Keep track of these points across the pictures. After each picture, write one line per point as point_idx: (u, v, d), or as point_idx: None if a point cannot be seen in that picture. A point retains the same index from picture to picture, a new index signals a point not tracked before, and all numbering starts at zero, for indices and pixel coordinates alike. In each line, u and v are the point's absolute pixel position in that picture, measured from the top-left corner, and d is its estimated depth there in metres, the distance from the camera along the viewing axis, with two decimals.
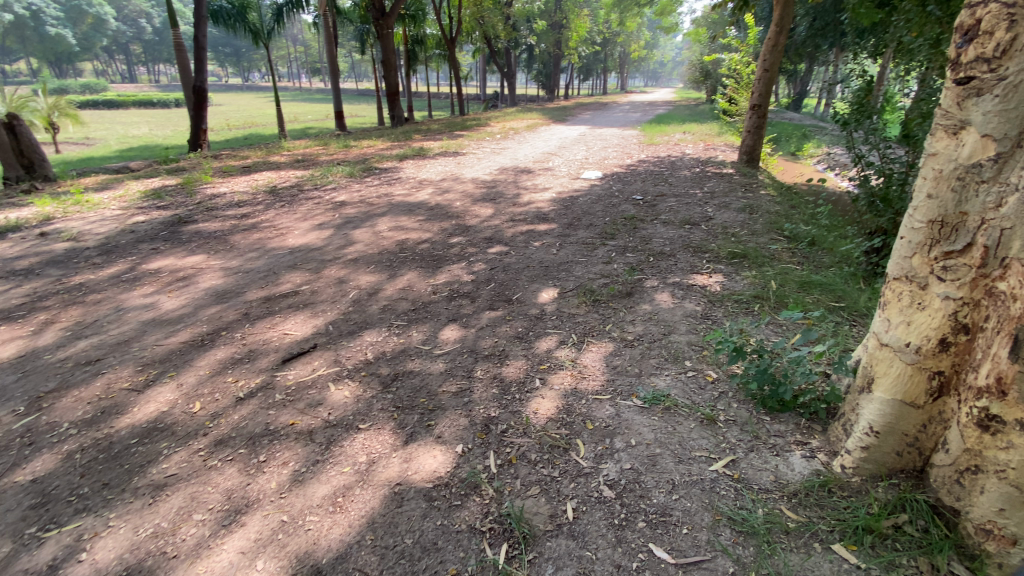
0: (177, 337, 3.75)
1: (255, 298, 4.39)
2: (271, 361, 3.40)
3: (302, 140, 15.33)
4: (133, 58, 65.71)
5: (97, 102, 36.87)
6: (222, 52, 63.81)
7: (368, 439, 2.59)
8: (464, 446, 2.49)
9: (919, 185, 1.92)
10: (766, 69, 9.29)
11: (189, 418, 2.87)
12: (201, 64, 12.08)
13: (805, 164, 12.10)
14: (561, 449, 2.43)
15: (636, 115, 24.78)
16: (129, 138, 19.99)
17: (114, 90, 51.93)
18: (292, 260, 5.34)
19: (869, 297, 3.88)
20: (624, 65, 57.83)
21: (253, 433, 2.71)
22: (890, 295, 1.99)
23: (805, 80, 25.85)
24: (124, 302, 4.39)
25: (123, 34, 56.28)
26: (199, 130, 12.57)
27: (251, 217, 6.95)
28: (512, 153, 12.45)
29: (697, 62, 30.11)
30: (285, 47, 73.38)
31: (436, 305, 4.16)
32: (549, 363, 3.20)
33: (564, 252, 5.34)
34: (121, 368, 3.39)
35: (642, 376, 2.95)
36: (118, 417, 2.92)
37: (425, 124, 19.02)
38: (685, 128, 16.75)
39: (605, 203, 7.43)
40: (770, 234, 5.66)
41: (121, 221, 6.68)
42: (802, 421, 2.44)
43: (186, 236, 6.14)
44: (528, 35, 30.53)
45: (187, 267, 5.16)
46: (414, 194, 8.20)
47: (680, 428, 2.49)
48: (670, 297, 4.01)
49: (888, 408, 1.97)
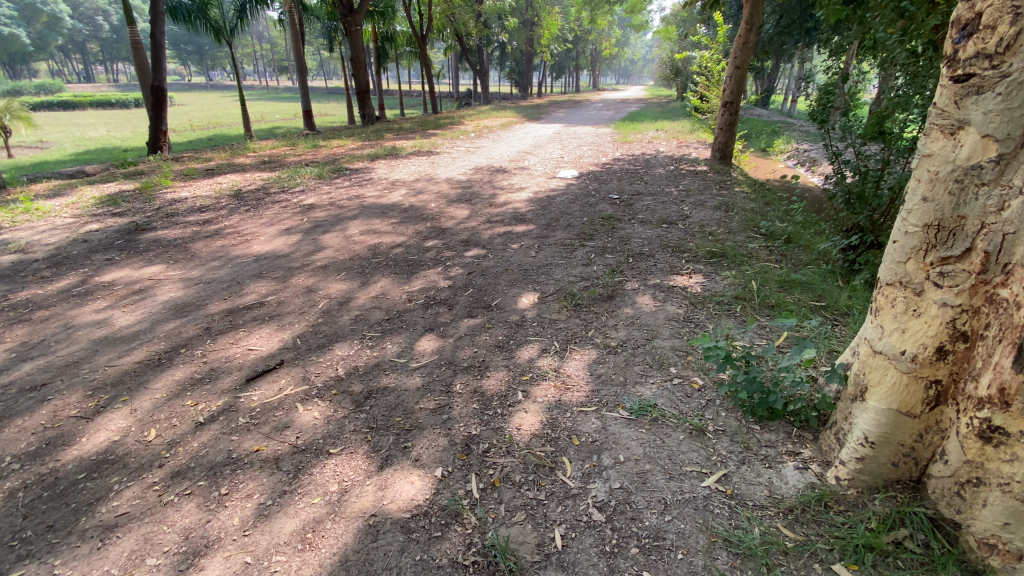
0: (132, 357, 3.49)
1: (218, 311, 4.13)
2: (234, 381, 3.18)
3: (269, 141, 14.86)
4: (88, 56, 62.85)
5: (53, 103, 35.12)
6: (184, 50, 61.72)
7: (340, 465, 2.42)
8: (443, 469, 2.35)
9: (914, 187, 1.87)
10: (737, 66, 9.33)
11: (143, 447, 2.64)
12: (160, 62, 11.54)
13: (775, 160, 12.30)
14: (547, 468, 2.31)
15: (609, 112, 24.86)
16: (85, 140, 19.09)
17: (69, 90, 49.71)
18: (258, 269, 5.08)
19: (849, 296, 3.88)
20: (596, 62, 58.16)
21: (214, 462, 2.50)
22: (884, 300, 1.95)
23: (772, 77, 26.39)
24: (74, 318, 4.08)
25: (78, 32, 53.84)
26: (159, 131, 12.02)
27: (214, 223, 6.62)
28: (487, 152, 12.27)
29: (668, 60, 30.46)
30: (251, 45, 71.44)
31: (412, 314, 3.99)
32: (531, 373, 3.08)
33: (543, 254, 5.22)
34: (69, 393, 3.11)
35: (627, 386, 2.85)
36: (65, 449, 2.65)
37: (397, 122, 18.68)
38: (658, 125, 16.87)
39: (582, 203, 7.35)
40: (747, 231, 5.65)
41: (73, 229, 6.28)
42: (793, 430, 2.37)
43: (144, 244, 5.80)
44: (501, 33, 30.34)
45: (145, 279, 4.84)
46: (387, 196, 7.97)
47: (668, 441, 2.39)
48: (652, 300, 3.93)
49: (883, 418, 1.91)
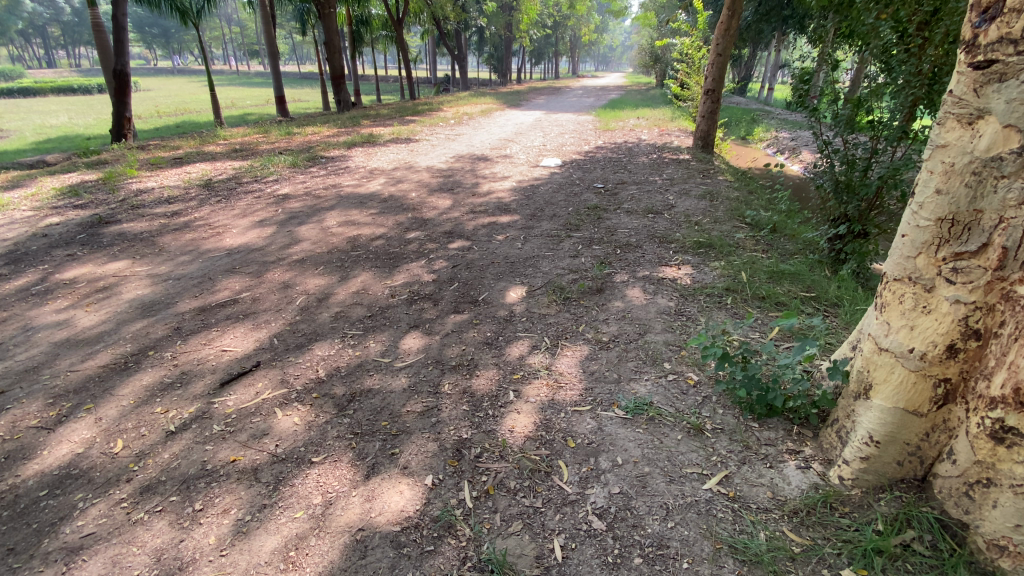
0: (96, 361, 3.26)
1: (189, 310, 3.91)
2: (208, 385, 2.99)
3: (240, 127, 14.31)
4: (45, 39, 59.80)
5: (11, 89, 33.35)
6: (148, 32, 59.13)
7: (323, 475, 2.29)
8: (434, 476, 2.23)
9: (926, 179, 1.85)
10: (719, 53, 9.25)
11: (109, 460, 2.45)
12: (121, 45, 10.93)
13: (755, 148, 12.42)
14: (542, 473, 2.22)
15: (589, 99, 24.69)
16: (44, 128, 18.15)
17: (25, 74, 47.27)
18: (231, 264, 4.83)
19: (838, 287, 3.87)
20: (575, 48, 57.74)
21: (187, 475, 2.34)
22: (891, 296, 1.93)
23: (749, 65, 26.62)
24: (33, 319, 3.81)
25: (35, 14, 51.39)
26: (123, 118, 11.44)
27: (183, 215, 6.30)
28: (467, 139, 12.01)
29: (648, 47, 30.42)
30: (219, 28, 68.91)
31: (395, 310, 3.83)
32: (522, 371, 2.97)
33: (529, 245, 5.11)
34: (27, 402, 2.87)
35: (622, 383, 2.77)
36: (24, 463, 2.44)
37: (374, 109, 18.21)
38: (638, 113, 16.80)
39: (566, 192, 7.23)
40: (732, 221, 5.62)
41: (31, 223, 5.91)
42: (793, 427, 2.32)
43: (109, 239, 5.48)
44: (478, 18, 29.69)
45: (109, 275, 4.56)
46: (365, 186, 7.71)
47: (666, 441, 2.32)
48: (642, 293, 3.85)
49: (889, 416, 1.88)
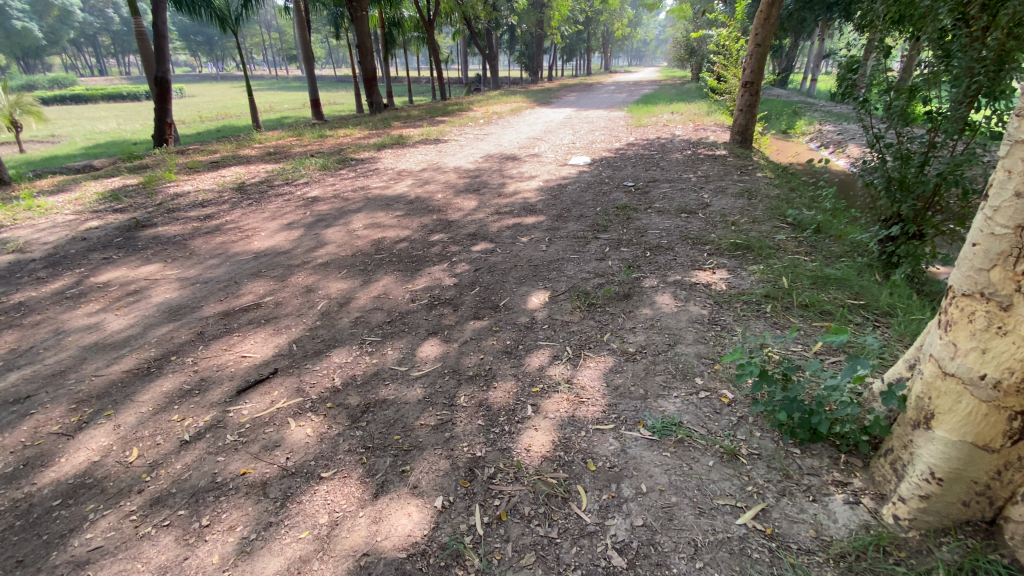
0: (120, 365, 3.30)
1: (213, 314, 3.93)
2: (224, 393, 2.97)
3: (275, 131, 14.64)
4: (99, 49, 63.10)
5: (65, 97, 35.24)
6: (193, 41, 61.66)
7: (331, 493, 2.20)
8: (444, 499, 2.11)
9: (1002, 180, 1.60)
10: (758, 44, 8.83)
11: (123, 470, 2.44)
12: (163, 53, 11.31)
13: (797, 143, 11.90)
14: (560, 499, 2.06)
15: (621, 94, 24.24)
16: (95, 134, 19.06)
17: (81, 83, 50.02)
18: (257, 267, 4.86)
19: (890, 294, 3.55)
20: (608, 43, 56.98)
21: (197, 487, 2.30)
22: (958, 314, 1.70)
23: (791, 56, 25.61)
24: (66, 323, 3.90)
25: (88, 25, 54.24)
26: (164, 124, 11.86)
27: (215, 218, 6.43)
28: (496, 139, 11.90)
29: (683, 40, 29.60)
30: (259, 35, 71.31)
31: (415, 316, 3.75)
32: (541, 384, 2.82)
33: (554, 248, 4.95)
34: (51, 407, 2.91)
35: (648, 399, 2.58)
36: (42, 470, 2.45)
37: (405, 110, 18.32)
38: (673, 108, 16.30)
39: (594, 191, 7.02)
40: (772, 221, 5.28)
41: (73, 227, 6.13)
42: (840, 455, 2.08)
43: (143, 242, 5.62)
44: (510, 16, 29.43)
45: (140, 279, 4.67)
46: (393, 187, 7.70)
47: (697, 467, 2.13)
48: (672, 300, 3.63)
49: (954, 451, 1.66)
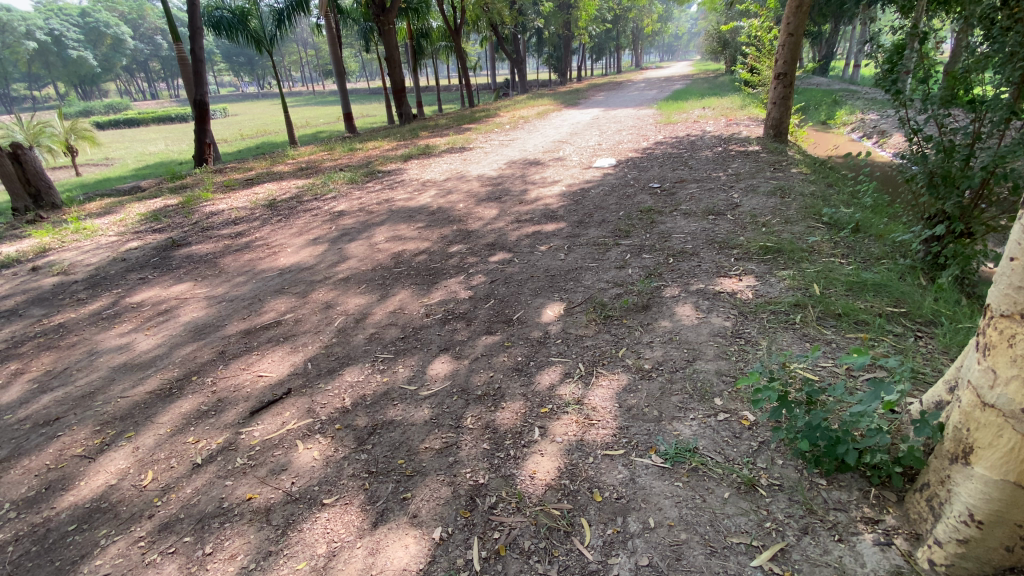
0: (144, 386, 3.40)
1: (235, 333, 4.02)
2: (239, 414, 3.00)
3: (308, 145, 15.04)
4: (150, 74, 66.99)
5: (119, 121, 37.48)
6: (235, 62, 64.59)
7: (331, 521, 2.17)
8: (443, 530, 2.05)
9: None
10: (790, 33, 8.42)
11: (137, 494, 2.49)
12: (201, 77, 11.82)
13: (837, 134, 11.33)
14: (562, 533, 1.96)
15: (651, 92, 23.76)
16: (145, 155, 20.12)
17: (133, 107, 53.08)
18: (280, 284, 4.96)
19: (935, 301, 3.26)
20: (637, 40, 56.18)
21: (204, 513, 2.32)
22: (998, 337, 1.51)
23: (831, 42, 24.45)
24: (100, 344, 4.08)
25: (139, 53, 57.60)
26: (204, 144, 12.38)
27: (246, 235, 6.63)
28: (521, 144, 11.83)
29: (715, 34, 28.69)
30: (296, 53, 74.03)
31: (428, 332, 3.71)
32: (550, 404, 2.71)
33: (573, 256, 4.83)
34: (78, 429, 3.03)
35: (662, 422, 2.44)
36: (62, 494, 2.54)
37: (432, 119, 18.49)
38: (704, 103, 15.80)
39: (618, 195, 6.83)
40: (806, 220, 4.98)
41: (115, 248, 6.44)
42: (870, 489, 1.89)
43: (177, 261, 5.85)
44: (537, 19, 29.25)
45: (171, 298, 4.84)
46: (416, 198, 7.75)
47: (710, 499, 1.98)
48: (694, 311, 3.44)
49: (995, 491, 1.46)
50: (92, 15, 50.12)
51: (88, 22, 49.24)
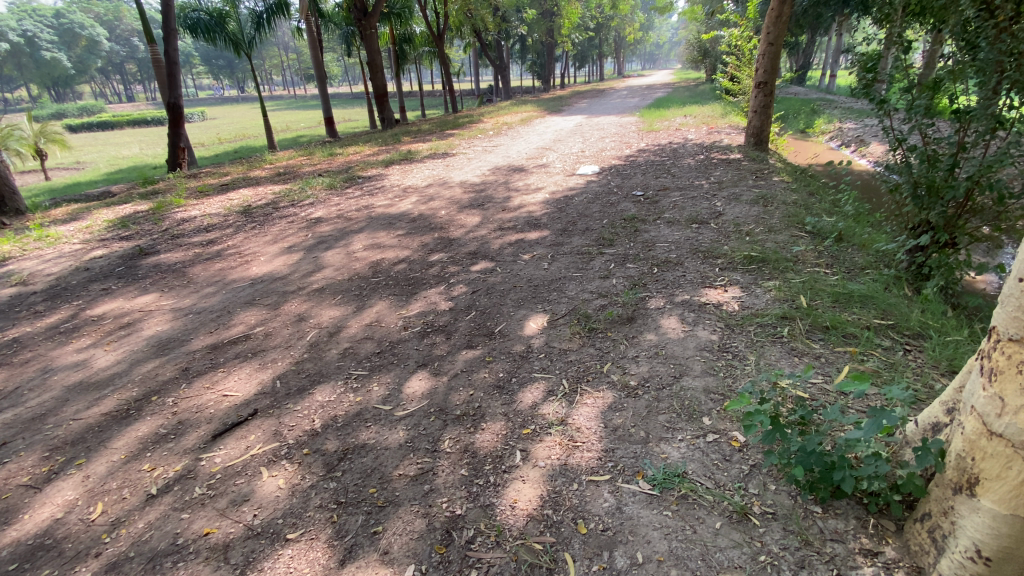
0: (100, 406, 3.18)
1: (200, 348, 3.80)
2: (200, 438, 2.80)
3: (287, 150, 14.72)
4: (126, 77, 65.54)
5: (92, 124, 36.52)
6: (214, 64, 63.54)
7: (295, 559, 2.00)
8: (416, 568, 1.89)
9: None
10: (770, 43, 8.46)
11: (84, 529, 2.28)
12: (174, 79, 11.47)
13: (816, 143, 11.54)
14: (544, 571, 1.82)
15: (633, 99, 23.88)
16: (120, 159, 19.58)
17: (107, 110, 51.81)
18: (252, 295, 4.75)
19: (921, 312, 3.23)
20: (619, 48, 56.72)
21: (156, 551, 2.13)
22: (1006, 362, 1.42)
23: (807, 53, 24.96)
24: (55, 360, 3.82)
25: (114, 55, 56.34)
26: (178, 148, 12.03)
27: (218, 243, 6.39)
28: (505, 150, 11.72)
29: (695, 43, 29.08)
30: (277, 56, 73.18)
31: (405, 346, 3.55)
32: (533, 425, 2.58)
33: (556, 265, 4.72)
34: (25, 455, 2.80)
35: (649, 444, 2.32)
36: (2, 530, 2.32)
37: (414, 125, 18.30)
38: (686, 111, 15.93)
39: (601, 202, 6.76)
40: (790, 229, 4.94)
41: (78, 257, 6.14)
42: (867, 517, 1.80)
43: (144, 271, 5.59)
44: (521, 26, 29.24)
45: (135, 310, 4.59)
46: (397, 205, 7.57)
47: (701, 530, 1.86)
48: (680, 323, 3.35)
49: (1004, 526, 1.37)
50: (65, 16, 48.84)
51: (61, 23, 48.12)
